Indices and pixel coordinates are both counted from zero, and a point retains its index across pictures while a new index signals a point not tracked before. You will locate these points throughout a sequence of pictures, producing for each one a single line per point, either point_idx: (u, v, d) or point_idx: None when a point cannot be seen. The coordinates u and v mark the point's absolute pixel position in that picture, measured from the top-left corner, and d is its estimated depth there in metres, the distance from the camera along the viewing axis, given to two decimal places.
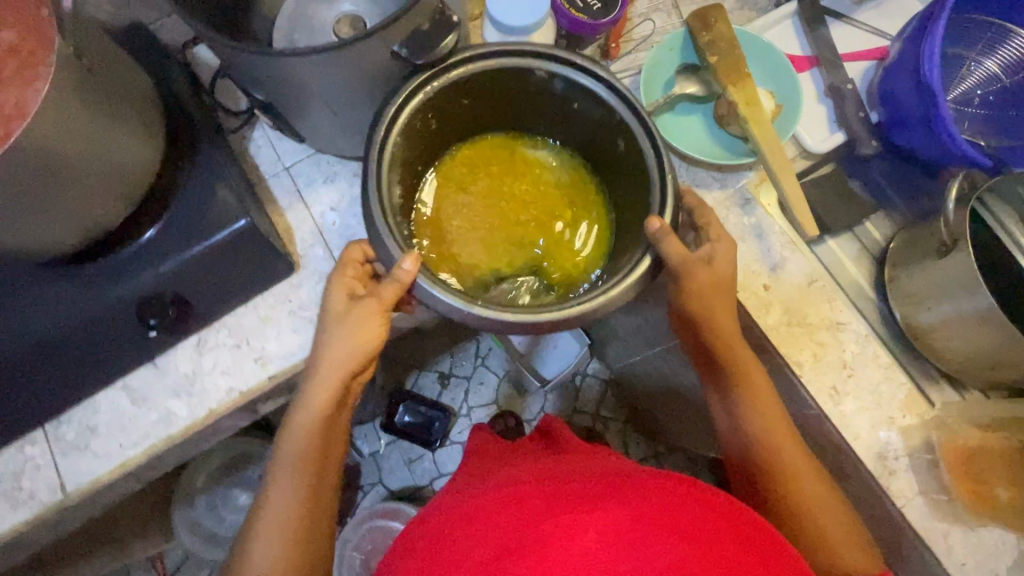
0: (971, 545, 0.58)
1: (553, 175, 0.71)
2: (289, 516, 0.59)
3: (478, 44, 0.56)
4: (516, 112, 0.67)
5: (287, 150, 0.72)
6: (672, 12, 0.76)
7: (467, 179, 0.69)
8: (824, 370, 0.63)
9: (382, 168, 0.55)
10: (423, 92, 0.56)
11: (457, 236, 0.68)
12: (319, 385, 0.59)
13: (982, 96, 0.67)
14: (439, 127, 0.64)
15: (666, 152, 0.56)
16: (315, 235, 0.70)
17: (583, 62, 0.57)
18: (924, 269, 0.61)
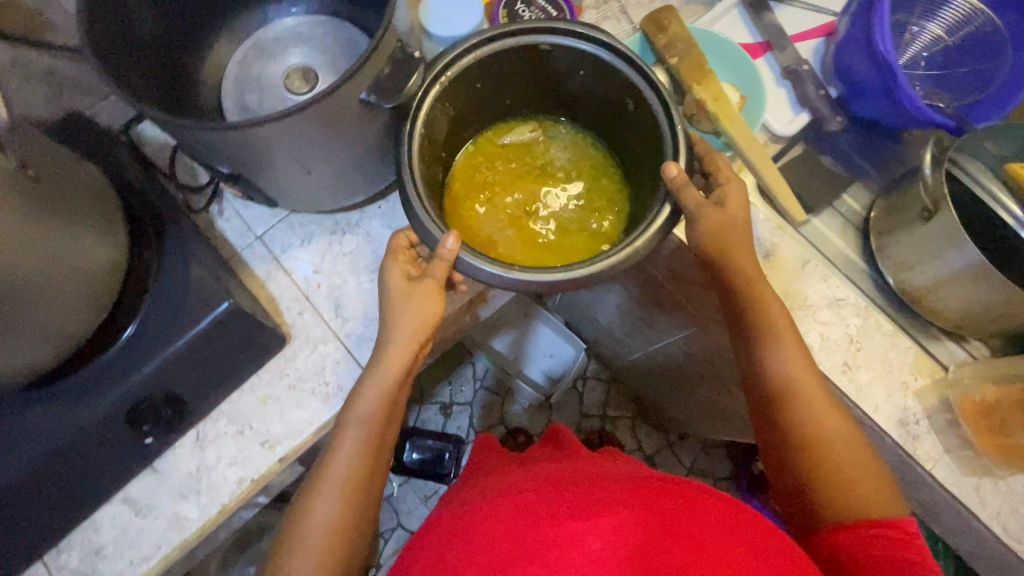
0: (1002, 495, 0.59)
1: (560, 149, 0.71)
2: (346, 486, 0.55)
3: (483, 29, 0.56)
4: (519, 95, 0.67)
5: (256, 218, 0.69)
6: (621, 18, 0.76)
7: (489, 167, 0.70)
8: (834, 348, 0.64)
9: (415, 163, 0.55)
10: (440, 83, 0.56)
11: (482, 222, 0.67)
12: (386, 361, 0.57)
13: (929, 57, 0.69)
14: (453, 118, 0.63)
15: (677, 109, 0.56)
16: (301, 301, 0.67)
17: (585, 30, 0.57)
18: (911, 232, 0.63)
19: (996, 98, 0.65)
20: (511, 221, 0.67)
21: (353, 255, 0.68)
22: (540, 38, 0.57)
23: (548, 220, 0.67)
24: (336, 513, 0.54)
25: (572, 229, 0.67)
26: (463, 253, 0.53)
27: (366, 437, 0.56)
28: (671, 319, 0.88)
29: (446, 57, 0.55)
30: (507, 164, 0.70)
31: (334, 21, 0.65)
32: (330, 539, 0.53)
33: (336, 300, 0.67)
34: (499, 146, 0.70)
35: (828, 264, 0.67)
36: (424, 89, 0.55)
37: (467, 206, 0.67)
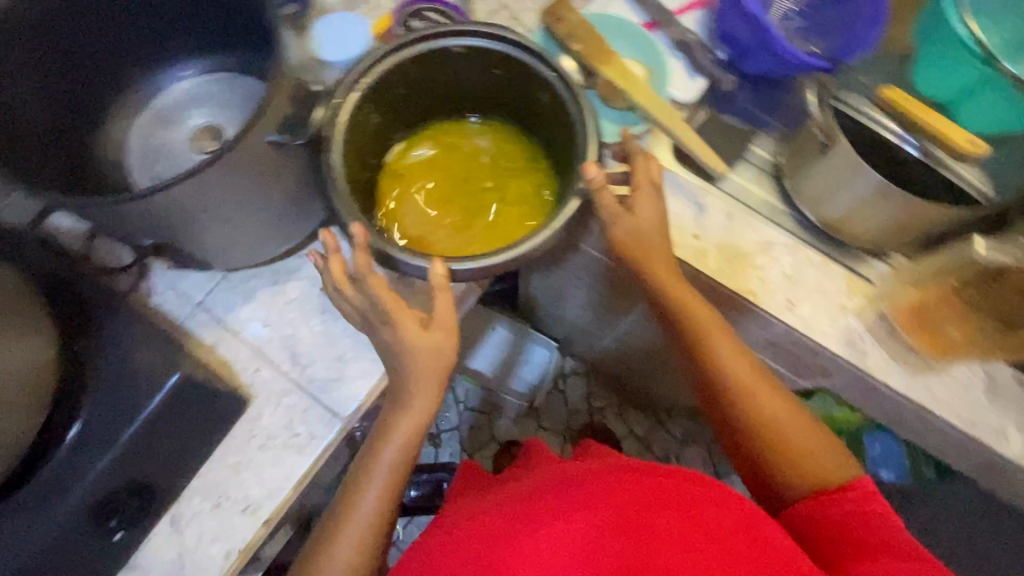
0: (948, 386, 0.64)
1: (483, 142, 0.72)
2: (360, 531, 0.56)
3: (391, 38, 0.59)
4: (440, 99, 0.69)
5: (193, 284, 0.66)
6: (516, 23, 0.79)
7: (423, 170, 0.71)
8: (774, 288, 0.68)
9: (339, 166, 0.56)
10: (357, 90, 0.58)
11: (418, 222, 0.69)
12: (410, 411, 0.58)
13: (797, 10, 0.75)
14: (379, 124, 0.65)
15: (582, 91, 0.59)
16: (255, 357, 0.65)
17: (490, 29, 0.60)
18: (815, 168, 0.67)
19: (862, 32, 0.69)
20: (444, 219, 0.69)
21: (300, 299, 0.67)
22: (453, 42, 0.60)
23: (479, 212, 0.69)
24: (357, 557, 0.55)
25: (503, 216, 0.69)
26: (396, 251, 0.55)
27: (386, 480, 0.57)
28: (626, 297, 0.91)
29: (354, 71, 0.58)
30: (438, 166, 0.72)
31: (228, 73, 0.65)
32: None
33: (292, 348, 0.65)
34: (429, 150, 0.72)
35: (751, 212, 0.72)
36: (338, 103, 0.57)
37: (400, 213, 0.69)
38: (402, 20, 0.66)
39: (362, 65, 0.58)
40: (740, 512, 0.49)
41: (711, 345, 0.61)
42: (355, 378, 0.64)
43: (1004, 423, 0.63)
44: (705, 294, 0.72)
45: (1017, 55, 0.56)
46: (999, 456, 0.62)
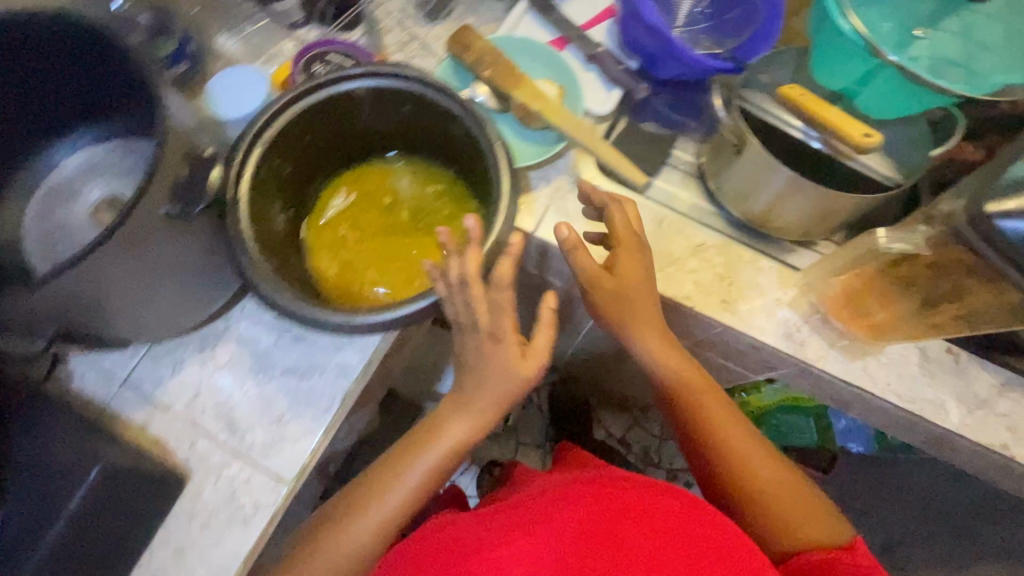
0: (884, 366, 0.65)
1: (407, 183, 0.71)
2: (359, 532, 0.57)
3: (288, 88, 0.57)
4: (355, 141, 0.68)
5: (116, 362, 0.64)
6: (428, 53, 0.79)
7: (347, 222, 0.69)
8: (710, 289, 0.68)
9: (247, 226, 0.54)
10: (260, 144, 0.56)
11: (347, 271, 0.67)
12: (462, 421, 0.59)
13: (701, 12, 0.76)
14: (292, 175, 0.64)
15: (489, 122, 0.59)
16: (190, 429, 0.62)
17: (390, 70, 0.59)
18: (732, 168, 0.68)
19: (761, 31, 0.72)
20: (373, 265, 0.67)
21: (231, 364, 0.64)
22: (357, 85, 0.59)
23: (407, 255, 0.67)
24: (351, 557, 0.56)
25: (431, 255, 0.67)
26: (308, 307, 0.53)
27: (400, 490, 0.58)
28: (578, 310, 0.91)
29: (260, 121, 0.56)
30: (365, 211, 0.70)
31: (118, 141, 0.62)
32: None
33: (228, 418, 0.62)
34: (350, 199, 0.70)
35: (680, 217, 0.72)
36: (239, 160, 0.55)
37: (327, 265, 0.67)
38: (303, 67, 0.65)
39: (262, 119, 0.56)
40: (703, 515, 0.53)
41: (695, 397, 0.65)
42: (296, 439, 0.62)
43: (941, 396, 0.64)
44: None
45: (903, 48, 0.58)
46: (939, 428, 0.64)
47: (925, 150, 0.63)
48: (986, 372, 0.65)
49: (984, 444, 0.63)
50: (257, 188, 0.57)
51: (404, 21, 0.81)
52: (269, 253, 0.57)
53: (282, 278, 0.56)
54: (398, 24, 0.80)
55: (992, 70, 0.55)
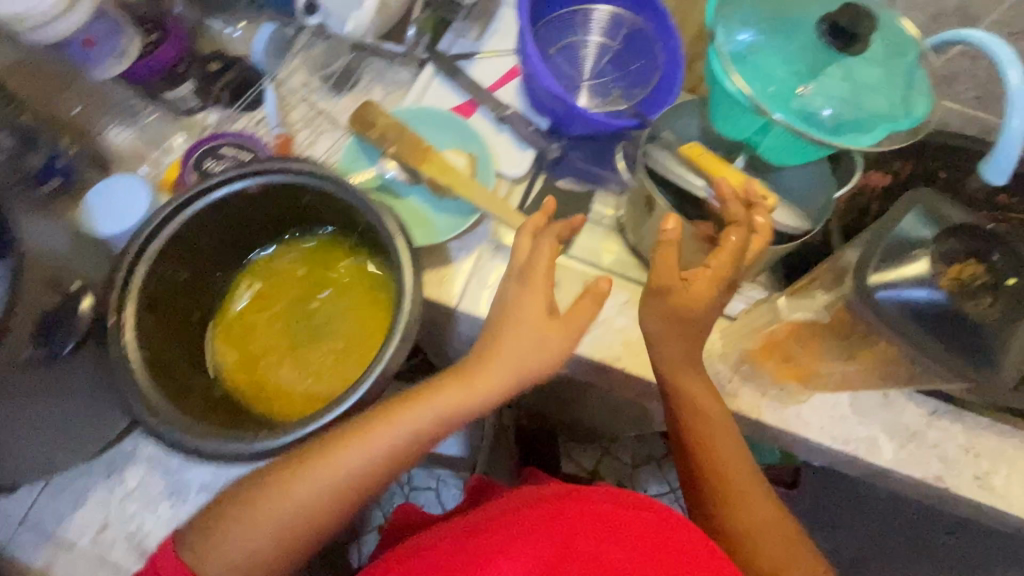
0: (817, 408, 0.65)
1: (317, 260, 0.67)
2: (330, 482, 0.50)
3: (173, 195, 0.54)
4: (254, 233, 0.64)
5: (11, 501, 0.59)
6: (335, 127, 0.77)
7: (255, 318, 0.66)
8: (639, 348, 0.68)
9: (134, 352, 0.51)
10: (146, 259, 0.53)
11: (261, 372, 0.64)
12: (475, 377, 0.54)
13: (606, 65, 0.77)
14: (190, 279, 0.60)
15: (389, 212, 0.57)
16: (98, 567, 0.58)
17: (285, 166, 0.57)
18: (648, 224, 0.68)
19: (666, 81, 0.72)
20: (287, 361, 0.64)
21: (142, 486, 0.60)
22: (248, 183, 0.56)
23: (320, 345, 0.64)
24: (315, 507, 0.50)
25: (344, 342, 0.63)
26: (205, 437, 0.49)
27: (383, 447, 0.52)
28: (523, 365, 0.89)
29: (146, 230, 0.53)
30: (277, 298, 0.66)
31: None
32: (292, 527, 0.50)
33: (141, 546, 0.58)
34: (257, 290, 0.67)
35: (604, 274, 0.72)
36: (122, 281, 0.52)
37: (240, 365, 0.64)
38: (195, 166, 0.63)
39: (145, 232, 0.53)
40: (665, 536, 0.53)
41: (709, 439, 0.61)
42: None
43: (873, 432, 0.65)
44: (580, 364, 0.71)
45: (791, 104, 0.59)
46: (875, 465, 0.64)
47: (832, 188, 0.65)
48: (913, 403, 0.65)
49: (920, 478, 0.63)
50: (147, 303, 0.54)
51: (309, 96, 0.78)
52: (162, 370, 0.54)
53: (177, 398, 0.53)
54: (303, 100, 0.78)
55: (866, 123, 0.59)
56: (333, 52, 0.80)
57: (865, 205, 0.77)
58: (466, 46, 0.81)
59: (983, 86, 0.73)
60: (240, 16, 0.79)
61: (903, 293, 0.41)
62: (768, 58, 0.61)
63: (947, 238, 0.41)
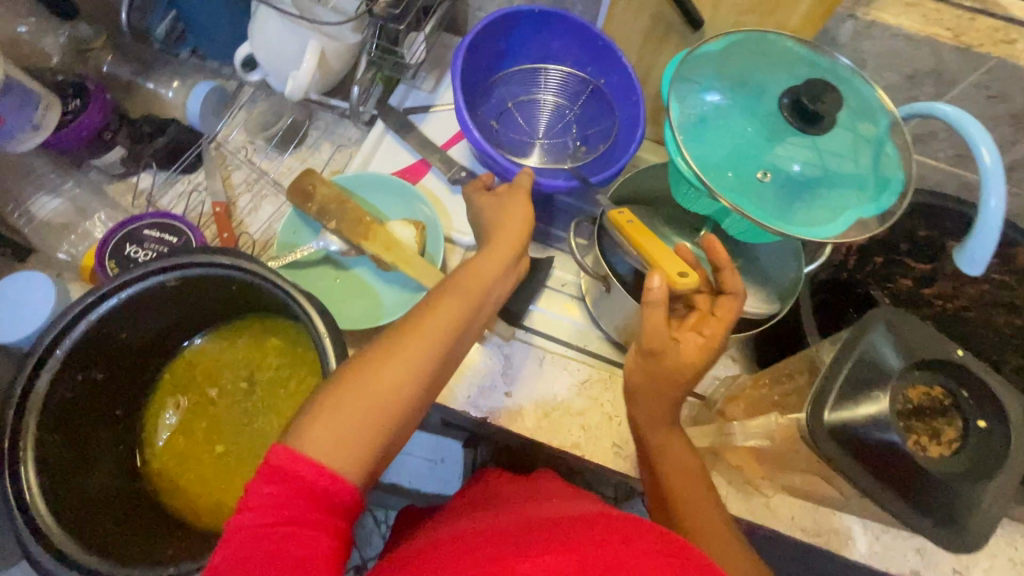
0: (791, 499, 0.60)
1: (242, 347, 0.63)
2: (415, 352, 0.45)
3: (74, 299, 0.49)
4: (171, 333, 0.60)
5: None
6: (277, 190, 0.73)
7: (185, 435, 0.61)
8: (599, 434, 0.64)
9: (34, 475, 0.46)
10: (49, 367, 0.49)
11: (203, 478, 0.60)
12: (496, 237, 0.55)
13: (566, 123, 0.75)
14: (108, 379, 0.56)
15: (310, 308, 0.52)
16: None
17: (200, 256, 0.52)
18: (605, 301, 0.64)
19: (627, 134, 0.70)
20: (228, 459, 0.60)
21: None
22: (163, 278, 0.52)
23: (260, 435, 0.61)
24: (409, 377, 0.44)
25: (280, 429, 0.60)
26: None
27: (456, 305, 0.48)
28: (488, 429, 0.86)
29: (50, 335, 0.49)
30: (204, 396, 0.62)
31: None
32: (393, 402, 0.43)
33: None
34: (183, 406, 0.62)
35: (564, 351, 0.68)
36: (20, 396, 0.47)
37: (176, 476, 0.60)
38: (112, 252, 0.58)
39: (46, 338, 0.48)
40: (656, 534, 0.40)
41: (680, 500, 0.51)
42: None
43: (847, 523, 0.60)
44: (538, 446, 0.67)
45: (750, 182, 0.56)
46: (850, 560, 0.60)
47: (802, 263, 0.60)
48: None
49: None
50: (49, 414, 0.49)
51: (251, 157, 0.74)
52: (64, 488, 0.49)
53: (77, 522, 0.48)
54: (244, 160, 0.74)
55: (830, 210, 0.56)
56: (276, 110, 0.77)
57: (841, 261, 0.73)
58: (420, 101, 0.77)
59: (961, 145, 0.69)
60: (175, 75, 0.76)
61: (855, 424, 0.38)
62: (728, 135, 0.58)
63: (912, 371, 0.39)
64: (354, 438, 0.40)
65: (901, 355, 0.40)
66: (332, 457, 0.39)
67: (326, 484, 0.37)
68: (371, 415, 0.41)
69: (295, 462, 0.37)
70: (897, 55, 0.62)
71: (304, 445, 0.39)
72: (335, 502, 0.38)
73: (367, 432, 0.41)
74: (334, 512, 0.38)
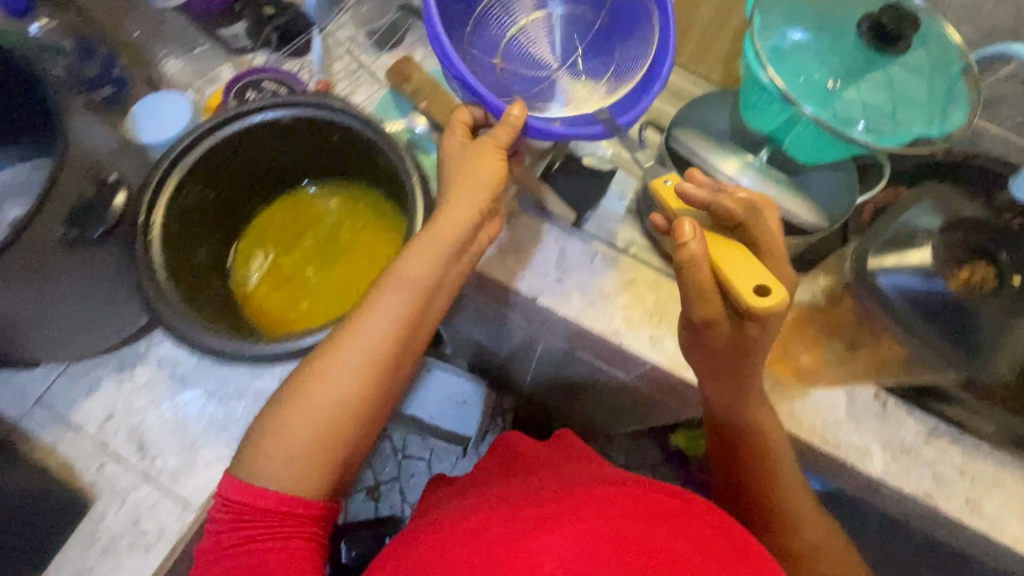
0: (812, 409, 0.64)
1: (328, 207, 0.71)
2: (353, 355, 0.50)
3: (208, 118, 0.57)
4: (272, 176, 0.68)
5: (31, 382, 0.64)
6: (373, 79, 0.80)
7: (264, 283, 0.68)
8: (638, 327, 0.68)
9: (159, 255, 0.55)
10: (181, 170, 0.57)
11: (286, 309, 0.66)
12: (454, 203, 0.55)
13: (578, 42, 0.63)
14: (219, 198, 0.64)
15: (406, 156, 0.59)
16: (100, 452, 0.62)
17: (314, 100, 0.59)
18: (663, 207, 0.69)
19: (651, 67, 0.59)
20: (306, 298, 0.67)
21: (149, 386, 0.64)
22: (282, 114, 0.59)
23: (337, 279, 0.67)
24: (348, 378, 0.49)
25: (360, 270, 0.67)
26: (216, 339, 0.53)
27: (396, 297, 0.52)
28: (521, 338, 0.90)
29: (185, 144, 0.57)
30: (288, 245, 0.70)
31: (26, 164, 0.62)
32: (336, 414, 0.49)
33: (141, 440, 0.63)
34: (268, 253, 0.69)
35: (614, 252, 0.72)
36: (154, 187, 0.55)
37: (260, 305, 0.67)
38: (234, 94, 0.66)
39: (186, 147, 0.57)
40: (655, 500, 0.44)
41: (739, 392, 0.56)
42: (208, 465, 0.62)
43: (866, 442, 0.63)
44: (577, 336, 0.72)
45: (824, 98, 0.60)
46: (863, 474, 0.63)
47: (854, 194, 0.65)
48: (913, 420, 0.64)
49: (908, 493, 0.62)
50: (176, 213, 0.58)
51: (352, 48, 0.81)
52: (179, 275, 0.58)
53: (189, 299, 0.57)
54: (345, 50, 0.81)
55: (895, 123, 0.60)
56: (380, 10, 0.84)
57: None
58: None
59: None
60: None
61: (901, 281, 0.58)
62: (801, 66, 0.62)
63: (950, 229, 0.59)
64: (300, 457, 0.47)
65: (938, 216, 0.60)
66: (283, 479, 0.47)
67: (275, 507, 0.46)
68: (312, 430, 0.48)
69: (244, 494, 0.46)
70: (979, 10, 0.64)
71: (253, 475, 0.47)
72: (291, 513, 0.47)
73: (315, 453, 0.48)
74: (297, 519, 0.47)
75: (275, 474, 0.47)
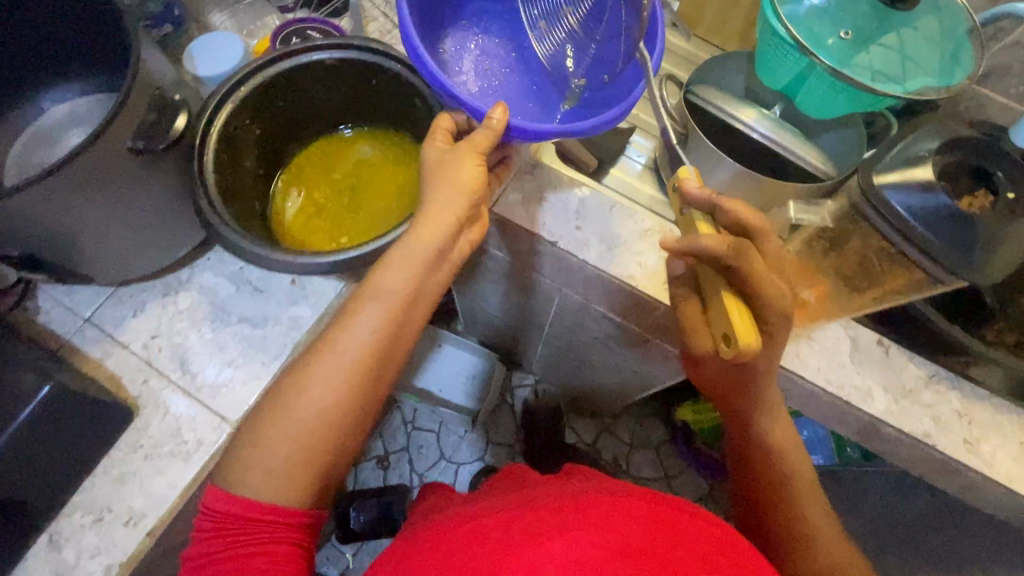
0: (818, 351, 0.67)
1: (356, 150, 0.76)
2: (331, 366, 0.49)
3: (259, 55, 0.62)
4: (309, 120, 0.73)
5: (81, 301, 0.68)
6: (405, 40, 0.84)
7: (299, 218, 0.73)
8: (652, 273, 0.72)
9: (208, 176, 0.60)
10: (232, 101, 0.62)
11: (320, 235, 0.71)
12: (434, 208, 0.54)
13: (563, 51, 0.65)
14: (263, 134, 0.69)
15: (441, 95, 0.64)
16: (143, 368, 0.66)
17: (357, 43, 0.64)
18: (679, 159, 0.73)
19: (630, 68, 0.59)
20: (338, 227, 0.71)
21: (191, 309, 0.68)
22: (327, 55, 0.64)
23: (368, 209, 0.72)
24: (330, 391, 0.49)
25: (391, 201, 0.73)
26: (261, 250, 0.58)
27: (376, 307, 0.51)
28: (535, 296, 0.93)
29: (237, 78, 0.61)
30: (320, 185, 0.75)
31: (98, 95, 0.69)
32: (319, 427, 0.49)
33: (182, 358, 0.66)
34: (301, 192, 0.74)
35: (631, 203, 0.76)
36: (208, 114, 0.60)
37: (295, 235, 0.71)
38: (282, 40, 0.71)
39: (239, 81, 0.61)
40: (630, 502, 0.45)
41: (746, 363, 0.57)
42: (245, 384, 0.66)
43: (868, 384, 0.66)
44: (594, 282, 0.76)
45: (835, 49, 0.64)
46: (865, 414, 0.66)
47: (863, 149, 0.69)
48: (914, 366, 0.67)
49: (907, 432, 0.65)
50: (226, 141, 0.63)
51: (386, 11, 0.86)
52: (226, 198, 0.63)
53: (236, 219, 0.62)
54: (380, 13, 0.86)
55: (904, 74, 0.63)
56: None
57: None
58: None
59: None
60: None
61: (907, 198, 0.62)
62: (817, 15, 0.66)
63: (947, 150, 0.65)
64: (285, 471, 0.48)
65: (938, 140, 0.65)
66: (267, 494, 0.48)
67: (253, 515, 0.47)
68: (296, 446, 0.48)
69: (225, 503, 0.47)
70: None
71: (234, 488, 0.48)
72: (273, 518, 0.48)
73: (301, 468, 0.48)
74: (280, 524, 0.48)
75: (262, 490, 0.48)
